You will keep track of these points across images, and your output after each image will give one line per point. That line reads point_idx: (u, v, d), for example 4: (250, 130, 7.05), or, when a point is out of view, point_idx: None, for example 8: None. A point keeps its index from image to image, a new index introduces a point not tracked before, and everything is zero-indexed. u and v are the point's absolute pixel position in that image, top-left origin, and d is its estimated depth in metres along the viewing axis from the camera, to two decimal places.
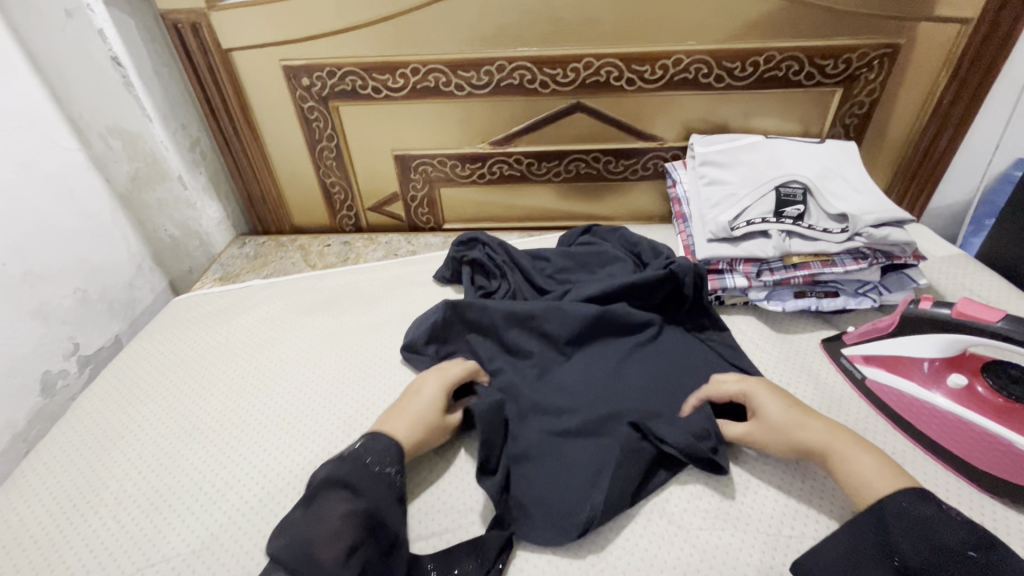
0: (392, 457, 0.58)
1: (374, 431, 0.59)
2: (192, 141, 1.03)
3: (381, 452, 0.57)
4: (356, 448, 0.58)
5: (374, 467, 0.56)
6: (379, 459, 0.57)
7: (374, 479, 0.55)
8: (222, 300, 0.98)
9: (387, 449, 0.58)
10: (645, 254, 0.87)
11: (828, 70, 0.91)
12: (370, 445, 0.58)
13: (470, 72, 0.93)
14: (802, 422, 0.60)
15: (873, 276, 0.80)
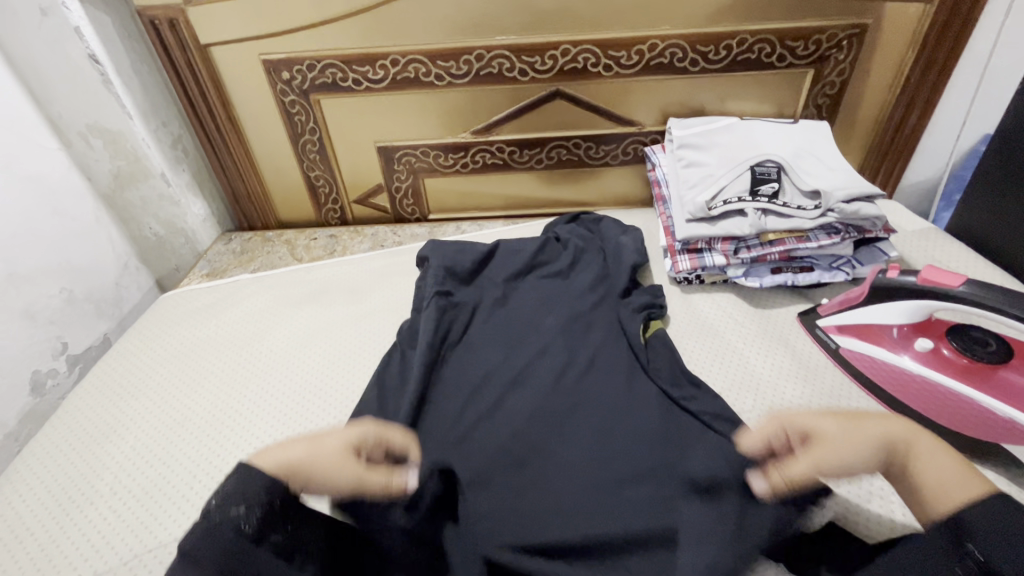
0: (248, 497, 0.47)
1: (223, 472, 0.49)
2: (174, 139, 1.04)
3: (234, 500, 0.47)
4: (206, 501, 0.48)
5: (225, 525, 0.46)
6: (234, 511, 0.47)
7: (232, 538, 0.46)
8: (210, 296, 0.99)
9: (239, 493, 0.48)
10: (613, 253, 0.93)
11: (799, 51, 0.93)
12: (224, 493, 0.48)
13: (450, 61, 0.94)
14: None
15: (846, 250, 0.83)
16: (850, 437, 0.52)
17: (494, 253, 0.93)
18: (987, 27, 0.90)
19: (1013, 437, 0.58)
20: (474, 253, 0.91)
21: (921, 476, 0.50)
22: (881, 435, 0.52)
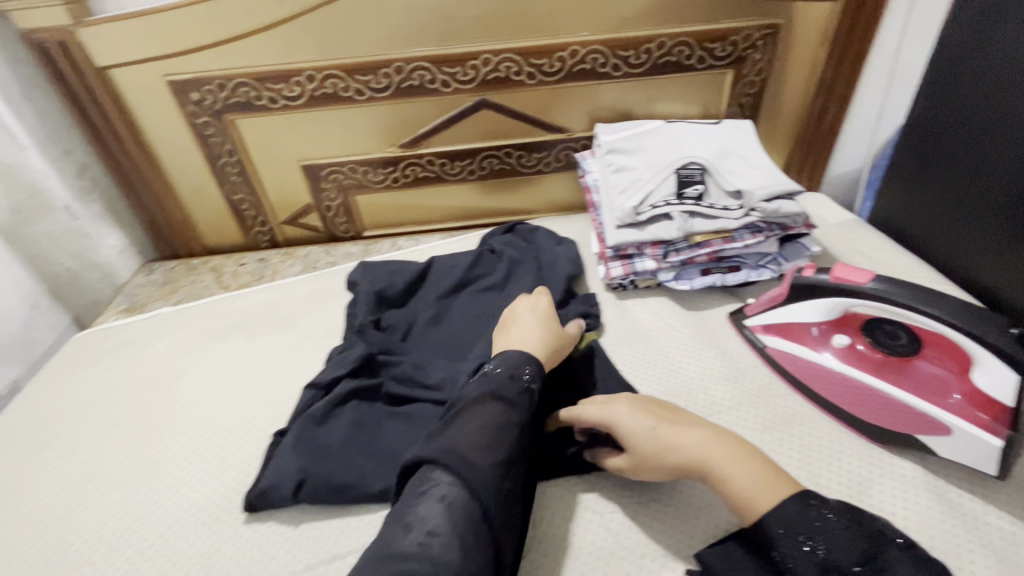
0: (532, 369, 0.62)
1: (514, 353, 0.64)
2: (79, 167, 0.96)
3: (518, 368, 0.62)
4: (504, 367, 0.62)
5: (509, 380, 0.60)
6: (523, 376, 0.61)
7: (519, 390, 0.60)
8: (127, 332, 0.93)
9: (525, 366, 0.62)
10: (546, 264, 0.91)
11: (718, 53, 0.94)
12: (512, 367, 0.62)
13: (368, 75, 0.91)
14: None
15: (771, 247, 0.84)
16: (659, 455, 0.56)
17: (430, 268, 0.91)
18: (894, 21, 0.93)
19: (923, 427, 0.59)
20: (408, 271, 0.89)
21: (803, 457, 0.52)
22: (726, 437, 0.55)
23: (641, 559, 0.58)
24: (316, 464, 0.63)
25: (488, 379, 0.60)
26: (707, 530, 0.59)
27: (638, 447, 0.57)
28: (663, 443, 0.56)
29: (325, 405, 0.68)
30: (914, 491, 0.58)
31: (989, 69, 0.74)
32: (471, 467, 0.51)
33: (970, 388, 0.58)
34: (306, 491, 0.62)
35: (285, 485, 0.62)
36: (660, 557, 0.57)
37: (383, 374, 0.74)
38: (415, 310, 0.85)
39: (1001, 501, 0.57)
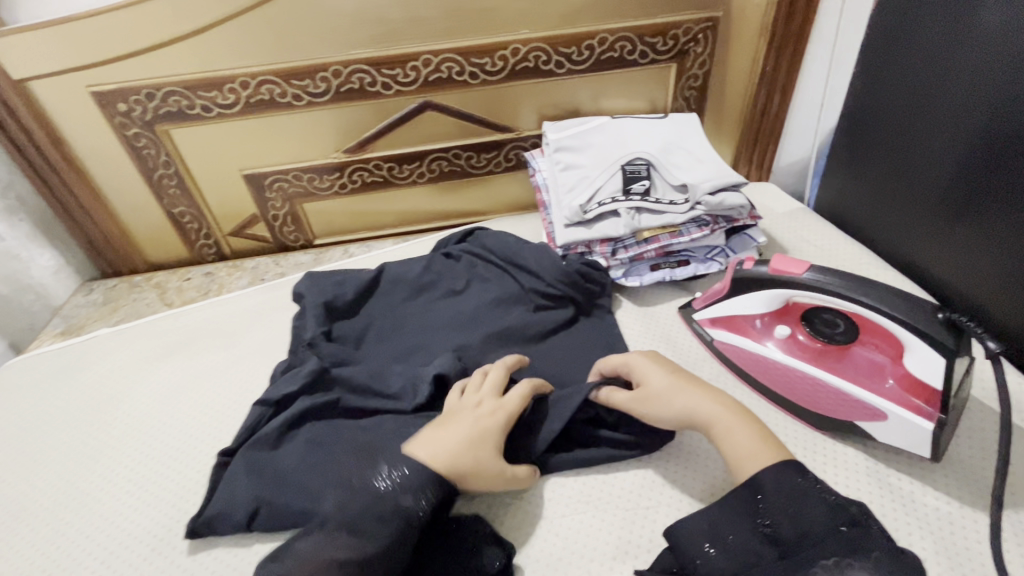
0: (425, 484, 0.54)
1: (398, 458, 0.56)
2: (4, 186, 0.90)
3: (411, 481, 0.53)
4: (378, 479, 0.54)
5: (388, 498, 0.52)
6: (403, 488, 0.53)
7: (368, 504, 0.52)
8: (61, 357, 0.88)
9: (400, 470, 0.54)
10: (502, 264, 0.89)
11: (659, 47, 0.94)
12: (407, 477, 0.54)
13: (305, 80, 0.89)
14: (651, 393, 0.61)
15: (718, 240, 0.85)
16: (666, 399, 0.58)
17: (381, 277, 0.89)
18: (829, 11, 0.94)
19: (861, 414, 0.60)
20: (357, 280, 0.86)
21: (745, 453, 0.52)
22: None
23: (590, 562, 0.56)
24: (271, 488, 0.61)
25: (361, 497, 0.53)
26: (657, 531, 0.58)
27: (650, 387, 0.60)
28: (674, 388, 0.59)
29: (275, 427, 0.66)
30: (854, 477, 0.60)
31: (916, 56, 0.75)
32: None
33: (903, 372, 0.59)
34: (261, 516, 0.60)
35: (237, 512, 0.60)
36: (609, 561, 0.56)
37: (334, 388, 0.72)
38: (366, 320, 0.83)
39: (938, 481, 0.58)
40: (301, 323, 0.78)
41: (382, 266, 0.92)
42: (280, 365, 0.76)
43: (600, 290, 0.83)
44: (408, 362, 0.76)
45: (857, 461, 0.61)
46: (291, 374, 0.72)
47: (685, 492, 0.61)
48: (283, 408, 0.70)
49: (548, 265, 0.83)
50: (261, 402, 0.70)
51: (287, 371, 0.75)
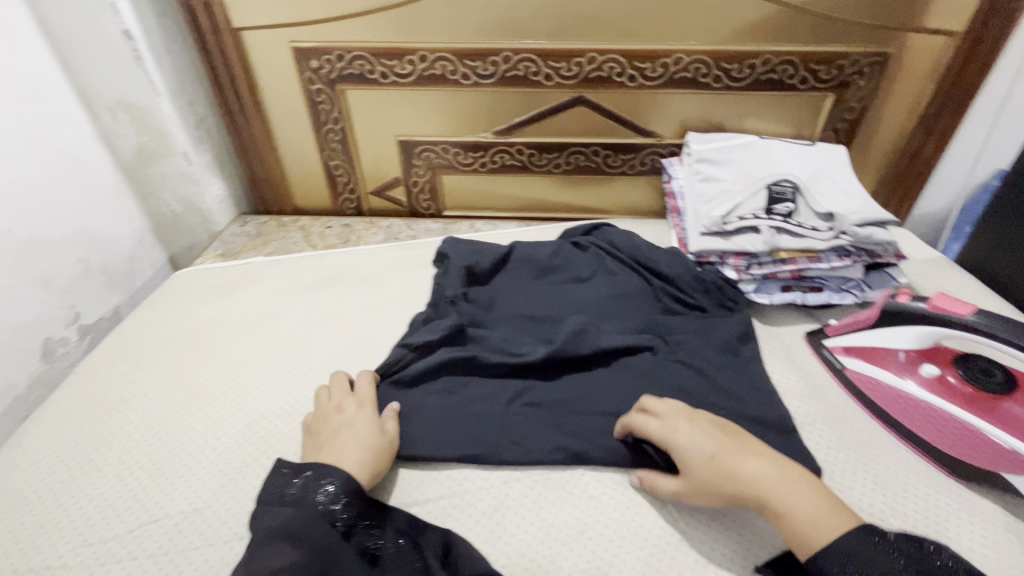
0: (344, 491, 0.55)
1: (318, 468, 0.57)
2: (198, 119, 1.04)
3: (331, 492, 0.55)
4: (303, 492, 0.55)
5: (320, 513, 0.53)
6: (325, 495, 0.54)
7: (310, 521, 0.52)
8: (223, 275, 0.98)
9: (327, 485, 0.55)
10: (631, 262, 0.92)
11: (822, 75, 0.94)
12: (320, 477, 0.56)
13: (476, 61, 0.96)
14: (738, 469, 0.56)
15: (856, 273, 0.85)
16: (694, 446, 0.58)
17: (511, 253, 0.94)
18: (1010, 62, 0.91)
19: (1005, 464, 0.61)
20: (492, 253, 0.92)
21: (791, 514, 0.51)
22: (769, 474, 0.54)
23: (712, 550, 0.57)
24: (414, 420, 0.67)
25: (293, 509, 0.54)
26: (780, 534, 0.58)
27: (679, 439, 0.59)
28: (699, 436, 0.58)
29: (418, 369, 0.73)
30: (997, 532, 0.58)
31: None
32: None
33: None
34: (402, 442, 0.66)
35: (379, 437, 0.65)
36: (731, 553, 0.57)
37: (471, 344, 0.77)
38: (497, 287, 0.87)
39: None
40: (439, 285, 0.86)
41: (514, 244, 0.97)
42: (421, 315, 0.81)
43: (734, 306, 0.84)
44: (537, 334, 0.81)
45: (999, 517, 0.59)
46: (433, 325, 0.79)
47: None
48: (423, 353, 0.76)
49: (683, 270, 0.87)
50: (402, 344, 0.76)
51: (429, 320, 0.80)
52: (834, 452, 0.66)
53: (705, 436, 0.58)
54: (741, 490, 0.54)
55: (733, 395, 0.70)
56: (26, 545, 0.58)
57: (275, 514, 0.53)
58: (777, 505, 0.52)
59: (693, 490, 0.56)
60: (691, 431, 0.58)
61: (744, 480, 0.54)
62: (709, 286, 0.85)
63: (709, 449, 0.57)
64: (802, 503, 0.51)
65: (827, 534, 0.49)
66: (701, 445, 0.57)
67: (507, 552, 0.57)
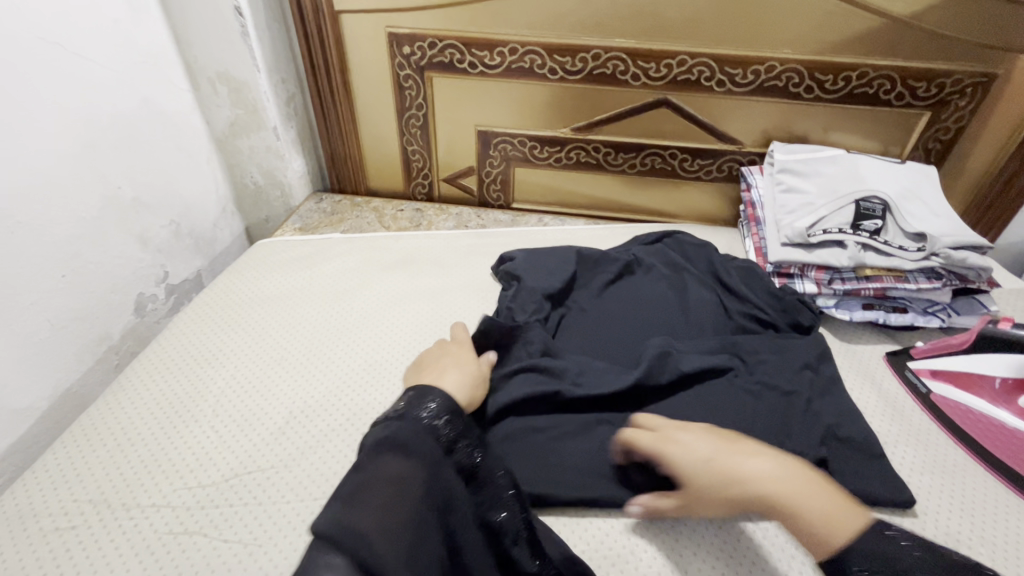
0: (445, 411, 0.54)
1: (421, 388, 0.56)
2: (289, 96, 1.08)
3: (440, 412, 0.54)
4: (408, 408, 0.54)
5: (425, 428, 0.51)
6: (429, 414, 0.53)
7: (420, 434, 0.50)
8: (304, 248, 1.02)
9: (433, 404, 0.54)
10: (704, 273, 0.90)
11: (920, 92, 0.92)
12: (425, 398, 0.55)
13: (566, 57, 0.97)
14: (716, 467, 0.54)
15: (944, 297, 0.83)
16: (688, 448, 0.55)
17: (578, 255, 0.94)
18: None
19: None
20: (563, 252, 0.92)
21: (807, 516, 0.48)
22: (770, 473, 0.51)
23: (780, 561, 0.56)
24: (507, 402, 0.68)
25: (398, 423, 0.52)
26: None
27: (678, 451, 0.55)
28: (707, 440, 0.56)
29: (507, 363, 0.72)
30: None
31: None
32: (371, 546, 0.40)
33: None
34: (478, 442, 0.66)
35: None
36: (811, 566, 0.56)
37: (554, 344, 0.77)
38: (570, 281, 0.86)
39: None
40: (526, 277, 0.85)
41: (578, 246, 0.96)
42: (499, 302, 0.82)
43: (811, 328, 0.81)
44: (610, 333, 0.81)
45: None
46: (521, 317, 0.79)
47: (902, 517, 0.61)
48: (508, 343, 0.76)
49: (758, 286, 0.85)
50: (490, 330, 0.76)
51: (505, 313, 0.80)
52: (918, 475, 0.65)
53: (704, 442, 0.55)
54: (748, 494, 0.51)
55: (815, 408, 0.69)
56: (133, 483, 0.63)
57: (380, 426, 0.52)
58: (788, 506, 0.49)
59: (699, 502, 0.53)
60: (691, 440, 0.56)
61: (747, 483, 0.51)
62: (787, 305, 0.82)
63: (705, 450, 0.54)
64: (811, 505, 0.49)
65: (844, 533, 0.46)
66: (699, 449, 0.55)
67: (586, 538, 0.58)
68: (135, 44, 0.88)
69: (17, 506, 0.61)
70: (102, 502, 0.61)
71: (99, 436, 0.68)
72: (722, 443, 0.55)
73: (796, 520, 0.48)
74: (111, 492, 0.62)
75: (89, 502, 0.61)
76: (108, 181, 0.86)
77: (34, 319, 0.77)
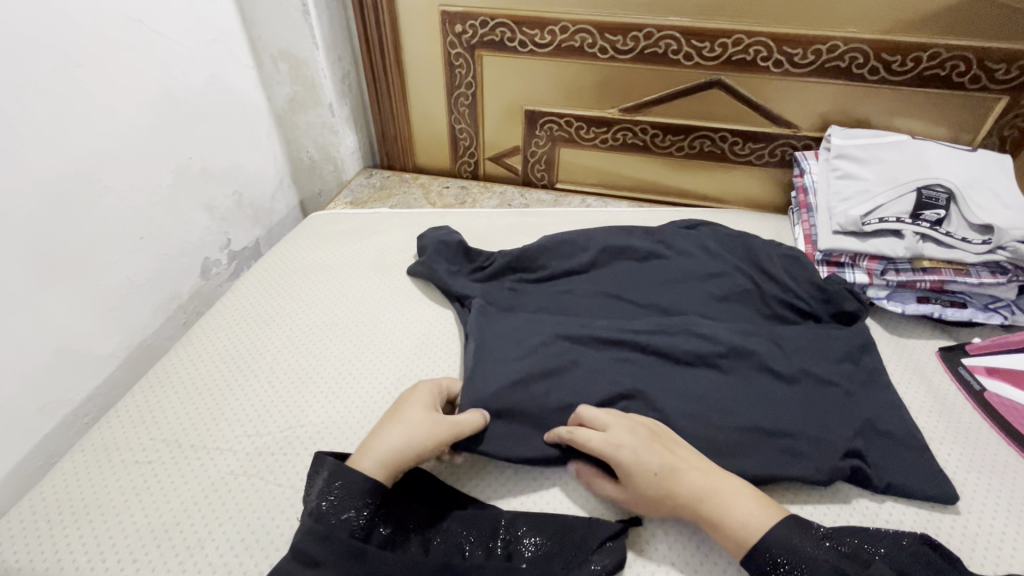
0: (353, 499, 0.54)
1: (336, 473, 0.55)
2: (344, 74, 1.12)
3: (348, 495, 0.54)
4: (318, 503, 0.54)
5: (337, 528, 0.53)
6: (336, 510, 0.53)
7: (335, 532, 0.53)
8: (353, 221, 1.06)
9: (337, 489, 0.54)
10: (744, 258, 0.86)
11: (999, 75, 0.86)
12: (337, 481, 0.55)
13: (617, 36, 0.96)
14: (669, 473, 0.56)
15: (1008, 294, 0.79)
16: (634, 460, 0.58)
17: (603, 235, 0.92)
18: None
19: None
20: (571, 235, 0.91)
21: (731, 523, 0.53)
22: (709, 483, 0.56)
23: None
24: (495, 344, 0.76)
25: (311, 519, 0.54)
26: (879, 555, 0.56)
27: (625, 461, 0.58)
28: (649, 450, 0.58)
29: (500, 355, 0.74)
30: None
31: None
32: None
33: None
34: (504, 421, 0.68)
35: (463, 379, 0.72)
36: None
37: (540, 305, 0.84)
38: (540, 242, 0.90)
39: None
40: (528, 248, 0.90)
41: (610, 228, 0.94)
42: (430, 240, 0.92)
43: (858, 313, 0.79)
44: (649, 314, 0.81)
45: None
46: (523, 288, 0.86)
47: (942, 513, 0.60)
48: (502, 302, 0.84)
49: (801, 274, 0.83)
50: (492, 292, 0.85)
51: (459, 265, 0.90)
52: (962, 472, 0.63)
53: (647, 449, 0.58)
54: (679, 502, 0.55)
55: (857, 399, 0.68)
56: (201, 427, 0.69)
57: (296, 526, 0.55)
58: (714, 512, 0.54)
59: (637, 499, 0.58)
60: (632, 446, 0.59)
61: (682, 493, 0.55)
62: (831, 292, 0.80)
63: (651, 460, 0.57)
64: (740, 509, 0.53)
65: (759, 531, 0.52)
66: (643, 458, 0.57)
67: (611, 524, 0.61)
68: (206, 24, 0.94)
69: (104, 441, 0.68)
70: (174, 442, 0.68)
71: (171, 384, 0.75)
72: (667, 455, 0.58)
73: (717, 529, 0.54)
74: (182, 435, 0.68)
75: (162, 442, 0.68)
76: (180, 152, 0.93)
77: (116, 276, 0.85)
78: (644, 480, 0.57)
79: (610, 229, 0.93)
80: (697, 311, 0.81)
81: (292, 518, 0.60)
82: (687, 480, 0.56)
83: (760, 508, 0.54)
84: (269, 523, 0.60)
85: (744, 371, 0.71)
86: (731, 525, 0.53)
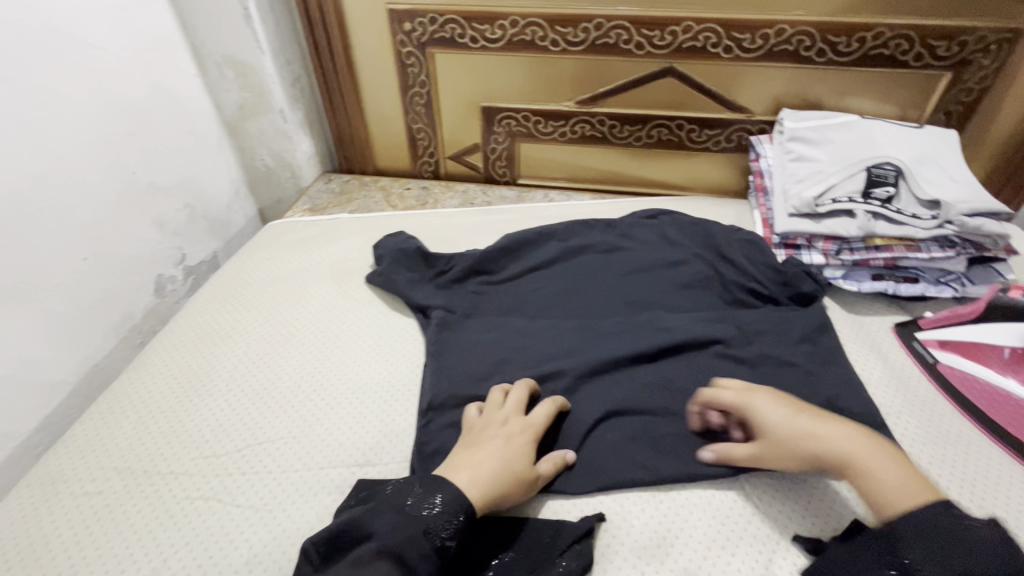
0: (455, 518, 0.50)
1: (443, 483, 0.53)
2: (294, 78, 1.09)
3: (447, 514, 0.50)
4: (415, 508, 0.50)
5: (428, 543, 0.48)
6: (438, 524, 0.50)
7: (422, 545, 0.48)
8: (312, 229, 1.04)
9: (435, 498, 0.51)
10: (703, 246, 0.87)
11: (940, 52, 0.88)
12: (442, 493, 0.52)
13: (567, 28, 0.95)
14: (812, 432, 0.54)
15: (958, 266, 0.81)
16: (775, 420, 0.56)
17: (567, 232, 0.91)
18: None
19: None
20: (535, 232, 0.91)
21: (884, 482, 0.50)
22: (848, 441, 0.53)
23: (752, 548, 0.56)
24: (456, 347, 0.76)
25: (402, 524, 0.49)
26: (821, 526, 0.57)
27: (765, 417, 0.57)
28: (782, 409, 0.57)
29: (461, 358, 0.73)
30: None
31: None
32: None
33: None
34: None
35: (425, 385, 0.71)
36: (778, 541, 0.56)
37: (503, 304, 0.83)
38: (501, 242, 0.89)
39: None
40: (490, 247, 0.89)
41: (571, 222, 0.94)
42: (389, 246, 0.90)
43: (817, 290, 0.79)
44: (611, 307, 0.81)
45: None
46: (485, 288, 0.85)
47: None
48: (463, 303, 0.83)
49: (758, 257, 0.84)
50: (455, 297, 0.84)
51: (420, 271, 0.88)
52: (918, 445, 0.64)
53: (792, 409, 0.57)
54: (824, 457, 0.53)
55: (815, 380, 0.69)
56: (154, 452, 0.67)
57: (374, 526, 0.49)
58: (863, 467, 0.51)
59: (774, 455, 0.56)
60: (773, 403, 0.58)
61: (825, 445, 0.53)
62: (786, 271, 0.81)
63: (790, 416, 0.56)
64: (890, 471, 0.50)
65: (909, 499, 0.48)
66: (784, 412, 0.57)
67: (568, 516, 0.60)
68: (142, 32, 0.90)
69: (51, 474, 0.66)
70: (126, 470, 0.65)
71: (122, 409, 0.72)
72: (806, 412, 0.56)
73: (863, 484, 0.51)
74: (135, 461, 0.66)
75: (114, 470, 0.65)
76: (124, 166, 0.90)
77: (61, 300, 0.82)
78: (787, 433, 0.55)
79: (571, 223, 0.93)
80: (658, 301, 0.81)
81: (250, 539, 0.59)
82: (827, 440, 0.53)
83: (905, 476, 0.50)
84: (227, 546, 0.58)
85: (705, 359, 0.71)
86: (879, 484, 0.50)
